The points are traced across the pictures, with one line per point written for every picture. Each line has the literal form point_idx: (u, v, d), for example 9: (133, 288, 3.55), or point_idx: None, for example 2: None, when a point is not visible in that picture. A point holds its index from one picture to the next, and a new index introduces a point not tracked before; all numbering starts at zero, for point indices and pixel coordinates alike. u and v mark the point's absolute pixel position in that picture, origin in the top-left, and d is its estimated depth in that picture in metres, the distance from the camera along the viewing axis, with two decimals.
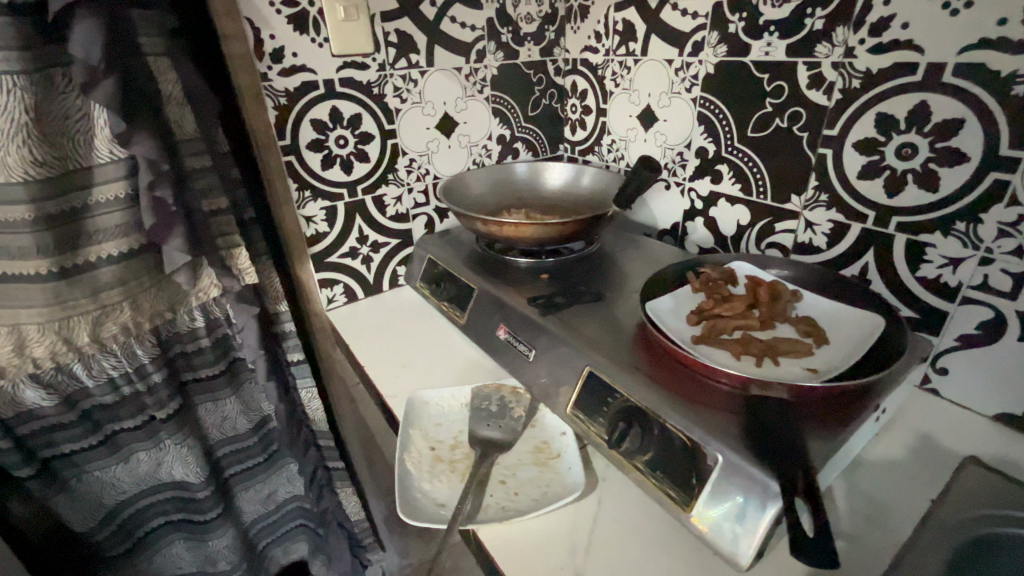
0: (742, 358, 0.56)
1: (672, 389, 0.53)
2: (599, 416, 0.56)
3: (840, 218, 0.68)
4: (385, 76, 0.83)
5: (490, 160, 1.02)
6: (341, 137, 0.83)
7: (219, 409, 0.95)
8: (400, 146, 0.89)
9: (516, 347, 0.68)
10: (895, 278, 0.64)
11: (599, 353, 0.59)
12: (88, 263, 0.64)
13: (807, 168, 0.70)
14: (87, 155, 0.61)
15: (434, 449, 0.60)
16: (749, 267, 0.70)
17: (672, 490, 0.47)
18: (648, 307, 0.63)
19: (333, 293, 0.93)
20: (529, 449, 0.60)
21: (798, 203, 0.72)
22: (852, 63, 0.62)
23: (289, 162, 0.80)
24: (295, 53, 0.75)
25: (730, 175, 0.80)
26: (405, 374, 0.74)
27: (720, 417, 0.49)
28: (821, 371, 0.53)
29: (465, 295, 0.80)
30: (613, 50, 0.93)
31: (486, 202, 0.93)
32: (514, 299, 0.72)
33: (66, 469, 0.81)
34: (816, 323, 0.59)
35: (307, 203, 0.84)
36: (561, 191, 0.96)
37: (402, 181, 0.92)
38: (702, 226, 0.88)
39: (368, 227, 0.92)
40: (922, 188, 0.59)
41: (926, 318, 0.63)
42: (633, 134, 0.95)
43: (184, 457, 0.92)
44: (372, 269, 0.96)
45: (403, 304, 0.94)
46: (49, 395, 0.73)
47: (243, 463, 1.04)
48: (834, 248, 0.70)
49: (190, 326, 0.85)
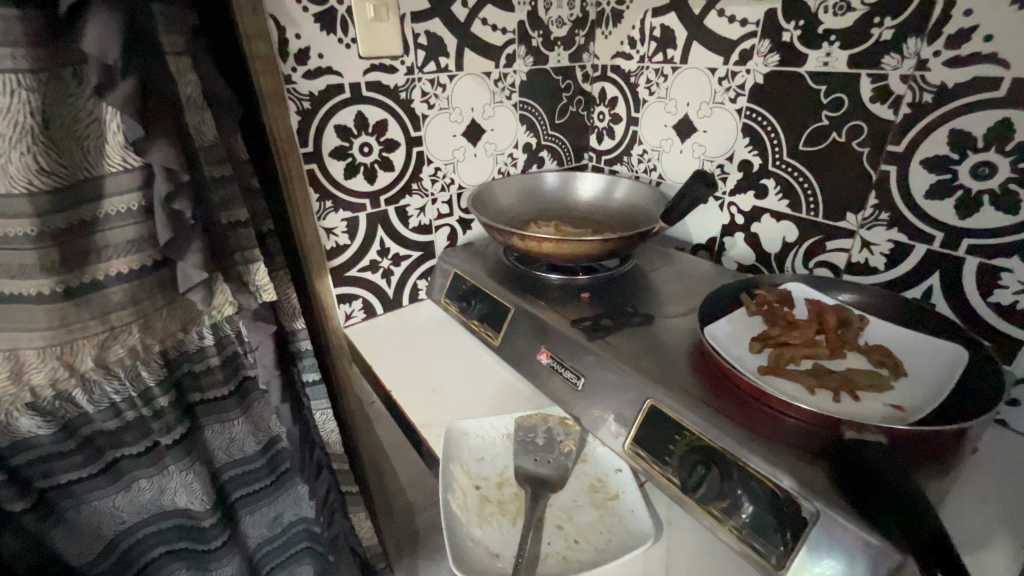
0: (816, 392, 0.52)
1: (747, 425, 0.49)
2: (665, 455, 0.51)
3: (902, 238, 0.65)
4: (414, 80, 0.79)
5: (515, 169, 0.98)
6: (367, 144, 0.78)
7: (227, 432, 0.89)
8: (426, 154, 0.85)
9: (561, 373, 0.63)
10: (963, 303, 0.61)
11: (661, 383, 0.54)
12: (96, 282, 0.58)
13: (866, 185, 0.66)
14: (98, 163, 0.55)
15: (480, 488, 0.56)
16: (805, 289, 0.66)
17: (758, 543, 0.43)
18: (707, 333, 0.59)
19: (351, 309, 0.88)
20: (583, 488, 0.56)
21: (854, 221, 0.69)
22: (924, 76, 0.58)
23: (311, 171, 0.75)
24: (321, 54, 0.70)
25: (777, 190, 0.77)
26: (437, 400, 0.69)
27: (809, 461, 0.44)
28: (906, 408, 0.49)
29: (499, 314, 0.75)
30: (648, 57, 0.89)
31: (514, 213, 0.89)
32: (556, 320, 0.67)
33: (62, 500, 0.74)
34: (890, 352, 0.55)
35: (328, 214, 0.79)
36: (591, 204, 0.92)
37: (426, 191, 0.87)
38: (742, 242, 0.84)
39: (390, 239, 0.87)
40: (999, 210, 0.56)
41: (997, 346, 0.60)
42: (668, 145, 0.91)
43: (190, 484, 0.85)
44: (392, 283, 0.91)
45: (427, 321, 0.89)
46: (47, 422, 0.67)
47: (249, 487, 0.97)
48: (893, 270, 0.67)
49: (199, 344, 0.79)
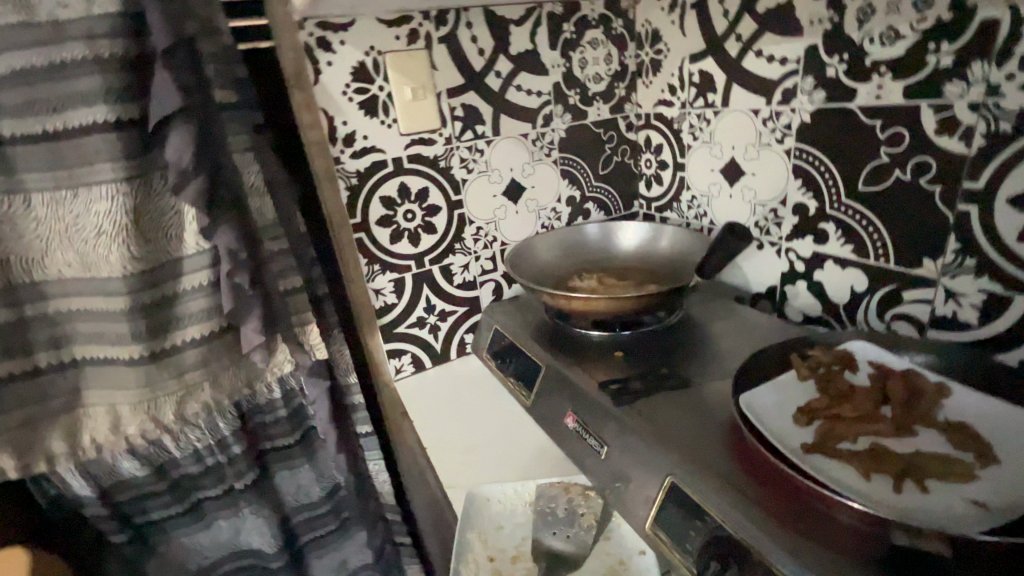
0: (873, 478, 0.44)
1: (780, 516, 0.43)
2: (686, 542, 0.46)
3: (996, 289, 0.54)
4: (452, 148, 0.84)
5: (559, 222, 0.98)
6: (410, 211, 0.84)
7: (294, 478, 0.94)
8: (467, 215, 0.89)
9: (585, 440, 0.60)
10: None
11: (684, 459, 0.50)
12: (174, 346, 0.67)
13: (943, 228, 0.57)
14: (178, 247, 0.65)
15: (494, 560, 0.55)
16: (872, 349, 0.58)
17: None
18: (743, 400, 0.53)
19: (401, 363, 0.91)
20: (601, 570, 0.53)
21: (934, 268, 0.59)
22: (997, 103, 0.50)
23: (360, 238, 0.81)
24: (366, 136, 0.77)
25: (839, 234, 0.69)
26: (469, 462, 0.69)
27: (850, 568, 0.38)
28: (992, 507, 0.40)
29: (532, 373, 0.74)
30: (689, 103, 0.86)
31: (556, 268, 0.89)
32: (585, 381, 0.65)
33: (155, 534, 0.84)
34: (975, 433, 0.46)
35: (376, 276, 0.84)
36: (637, 254, 0.89)
37: (469, 249, 0.91)
38: (806, 291, 0.76)
39: (435, 297, 0.91)
40: None
41: None
42: (717, 189, 0.86)
43: (260, 526, 0.92)
44: (439, 338, 0.94)
45: (472, 375, 0.90)
46: (143, 466, 0.76)
47: (315, 532, 1.01)
48: (989, 327, 0.56)
49: (269, 396, 0.86)
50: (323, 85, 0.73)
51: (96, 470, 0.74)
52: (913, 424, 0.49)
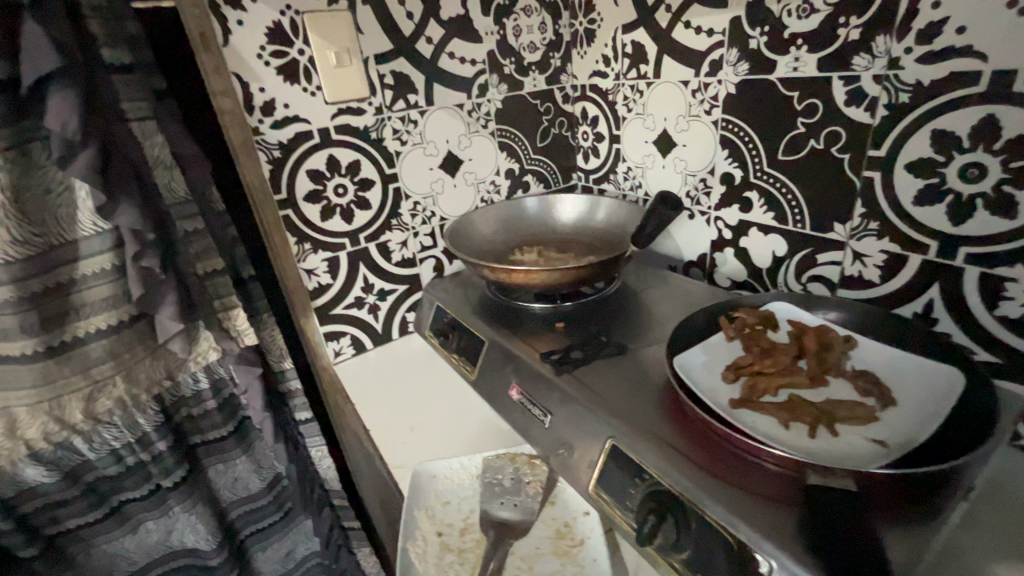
0: (791, 426, 0.47)
1: (710, 467, 0.45)
2: (626, 498, 0.48)
3: (895, 249, 0.60)
4: (384, 119, 0.80)
5: (499, 196, 0.97)
6: (340, 185, 0.80)
7: (230, 470, 0.88)
8: (403, 189, 0.86)
9: (531, 411, 0.61)
10: (965, 317, 0.56)
11: (624, 422, 0.52)
12: (76, 339, 0.61)
13: (851, 194, 0.62)
14: (71, 229, 0.58)
15: (442, 535, 0.55)
16: (790, 309, 0.62)
17: None
18: (676, 362, 0.55)
19: (339, 345, 0.88)
20: (549, 534, 0.54)
21: (843, 232, 0.64)
22: (897, 75, 0.54)
23: (287, 216, 0.77)
24: (287, 104, 0.72)
25: (761, 202, 0.72)
26: (414, 442, 0.68)
27: (769, 508, 0.41)
28: (890, 443, 0.44)
29: (475, 348, 0.73)
30: (623, 74, 0.87)
31: (496, 243, 0.88)
32: (527, 353, 0.66)
33: (71, 544, 0.75)
34: (878, 379, 0.50)
35: (308, 256, 0.80)
36: (575, 225, 0.90)
37: (406, 225, 0.88)
38: (733, 257, 0.80)
39: (373, 275, 0.88)
40: (995, 215, 0.51)
41: (1009, 363, 0.54)
42: (650, 161, 0.88)
43: (194, 524, 0.85)
44: (380, 318, 0.91)
45: (415, 355, 0.88)
46: (50, 471, 0.68)
47: (258, 523, 0.96)
48: (888, 284, 0.61)
49: (195, 388, 0.79)
50: (234, 48, 0.67)
51: None
52: (825, 374, 0.53)
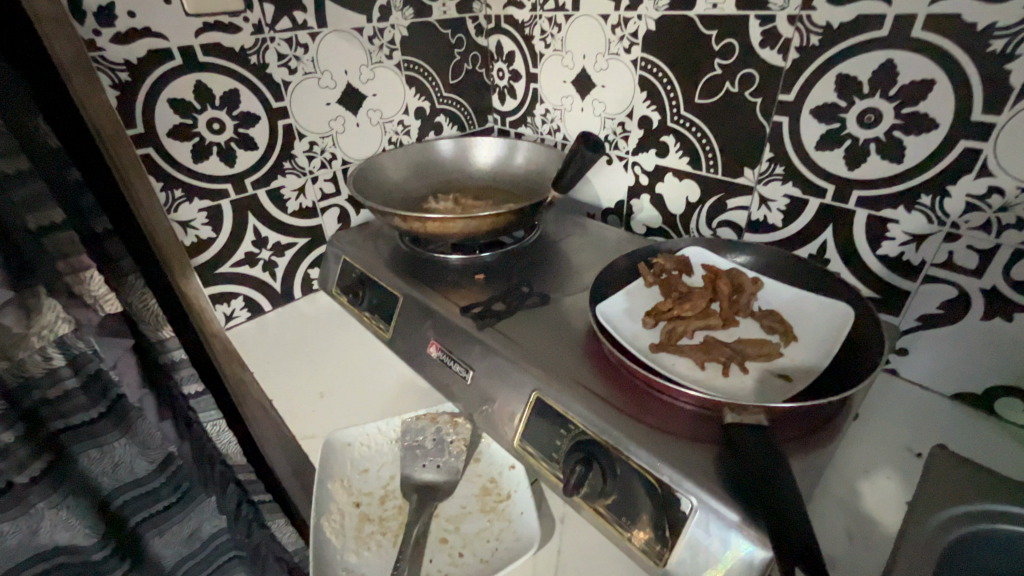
0: (706, 367, 0.49)
1: (635, 414, 0.45)
2: (552, 450, 0.48)
3: (796, 193, 0.62)
4: (265, 40, 0.68)
5: (409, 138, 0.89)
6: (215, 119, 0.68)
7: (107, 456, 0.76)
8: (295, 127, 0.75)
9: (451, 367, 0.58)
10: (852, 256, 0.60)
11: (549, 374, 0.50)
12: None
13: (761, 139, 0.63)
14: None
15: (360, 505, 0.51)
16: (703, 254, 0.63)
17: (644, 541, 0.41)
18: (599, 311, 0.54)
19: (231, 309, 0.80)
20: (474, 492, 0.52)
21: (752, 177, 0.65)
22: (810, 17, 0.54)
23: (146, 155, 0.65)
24: (132, 13, 0.59)
25: (677, 147, 0.72)
26: (324, 408, 0.62)
27: (688, 448, 0.42)
28: (792, 378, 0.47)
29: (389, 304, 0.68)
30: (540, 4, 0.80)
31: (407, 190, 0.81)
32: (445, 308, 0.62)
33: None
34: (782, 317, 0.53)
35: (181, 205, 0.69)
36: (492, 171, 0.85)
37: (301, 169, 0.78)
38: (649, 204, 0.80)
39: (265, 227, 0.78)
40: (885, 159, 0.54)
41: (885, 297, 0.60)
42: (569, 103, 0.84)
43: (66, 520, 0.72)
44: (279, 276, 0.82)
45: (322, 315, 0.81)
46: None
47: (149, 510, 0.85)
48: (789, 227, 0.64)
49: (46, 367, 0.65)
50: None
51: None
52: (736, 316, 0.55)
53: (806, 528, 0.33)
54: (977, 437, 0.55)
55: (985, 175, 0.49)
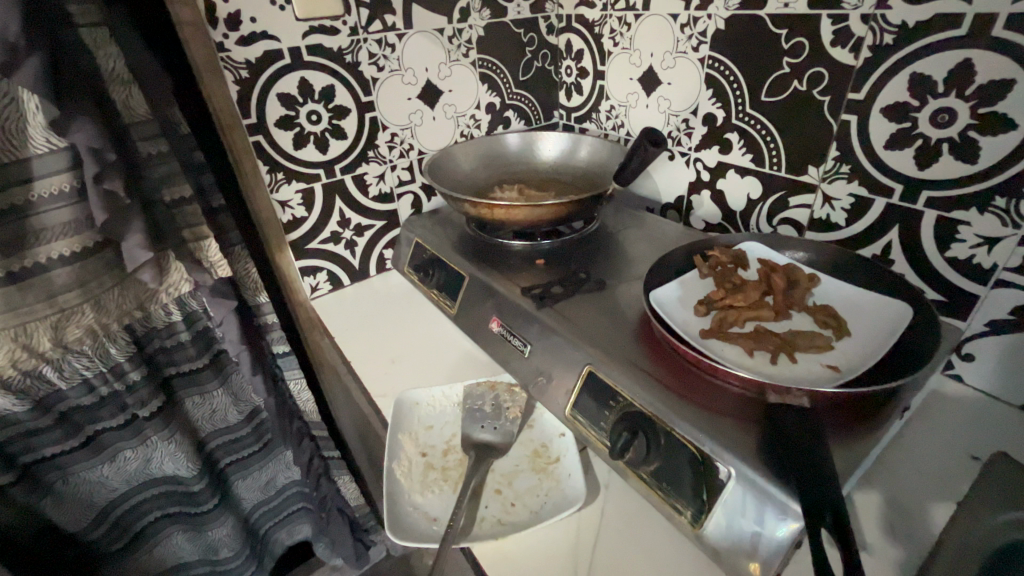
0: (755, 354, 0.51)
1: (681, 391, 0.49)
2: (600, 420, 0.52)
3: (862, 192, 0.62)
4: (359, 41, 0.76)
5: (479, 131, 0.95)
6: (313, 112, 0.76)
7: (207, 403, 0.88)
8: (380, 119, 0.83)
9: (511, 341, 0.63)
10: (920, 258, 0.60)
11: (602, 351, 0.54)
12: (38, 265, 0.58)
13: (828, 138, 0.63)
14: (21, 147, 0.54)
15: (426, 456, 0.58)
16: (761, 249, 0.64)
17: (682, 506, 0.44)
18: (652, 297, 0.57)
19: (316, 281, 0.88)
20: (527, 454, 0.57)
21: (816, 175, 0.66)
22: (885, 16, 0.54)
23: (256, 142, 0.74)
24: (254, 18, 0.68)
25: (741, 144, 0.73)
26: (395, 371, 0.70)
27: (731, 425, 0.45)
28: (842, 369, 0.48)
29: (455, 283, 0.74)
30: (611, 4, 0.83)
31: (475, 179, 0.87)
32: (508, 288, 0.67)
33: (49, 472, 0.75)
34: (836, 312, 0.54)
35: (281, 186, 0.78)
36: (556, 164, 0.90)
37: (383, 158, 0.86)
38: (709, 199, 0.81)
39: (349, 209, 0.86)
40: (957, 159, 0.54)
41: (952, 301, 0.59)
42: (634, 99, 0.86)
43: (174, 452, 0.86)
44: (358, 254, 0.90)
45: (394, 291, 0.89)
46: (22, 401, 0.67)
47: (236, 454, 0.98)
48: (854, 226, 0.64)
49: (167, 320, 0.77)
50: None
51: None
52: (789, 309, 0.56)
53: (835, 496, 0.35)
54: None
55: None
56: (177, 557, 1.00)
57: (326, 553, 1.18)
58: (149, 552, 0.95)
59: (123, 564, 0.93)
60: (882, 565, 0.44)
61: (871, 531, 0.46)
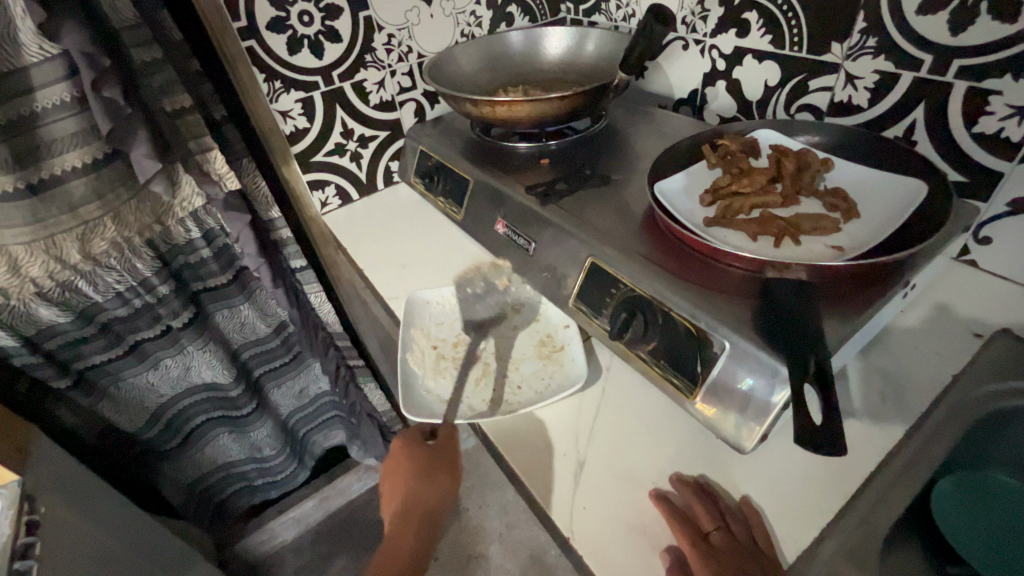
0: (758, 239, 0.50)
1: (681, 275, 0.49)
2: (602, 307, 0.53)
3: (888, 68, 0.58)
4: None
5: (480, 30, 0.90)
6: (305, 12, 0.73)
7: (235, 316, 0.93)
8: (375, 19, 0.79)
9: (516, 241, 0.64)
10: (945, 137, 0.56)
11: (604, 242, 0.54)
12: (54, 177, 0.61)
13: (854, 8, 0.58)
14: (17, 54, 0.53)
15: (437, 347, 0.61)
16: (774, 136, 0.61)
17: (676, 379, 0.46)
18: (656, 188, 0.56)
19: (325, 196, 0.89)
20: (532, 343, 0.60)
21: (839, 52, 0.61)
22: None
23: (250, 48, 0.72)
24: None
25: (760, 24, 0.68)
26: (406, 276, 0.72)
27: (728, 303, 0.45)
28: (846, 248, 0.47)
29: (460, 189, 0.74)
30: None
31: (478, 82, 0.84)
32: (512, 189, 0.66)
33: (101, 377, 0.83)
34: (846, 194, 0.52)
35: (280, 96, 0.77)
36: (563, 61, 0.85)
37: (381, 62, 0.82)
38: (724, 91, 0.76)
39: (351, 119, 0.84)
40: (996, 20, 0.49)
41: (974, 182, 0.56)
42: None
43: (210, 360, 0.93)
44: (364, 167, 0.90)
45: (403, 203, 0.89)
46: (65, 311, 0.72)
47: (269, 364, 1.05)
48: (876, 107, 0.61)
49: (187, 237, 0.79)
50: None
51: (10, 319, 0.69)
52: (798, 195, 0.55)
53: (817, 352, 0.37)
54: None
55: None
56: (226, 454, 1.11)
57: (360, 454, 1.29)
58: (201, 449, 1.06)
59: (179, 459, 1.04)
60: (869, 430, 0.47)
61: (855, 394, 0.49)
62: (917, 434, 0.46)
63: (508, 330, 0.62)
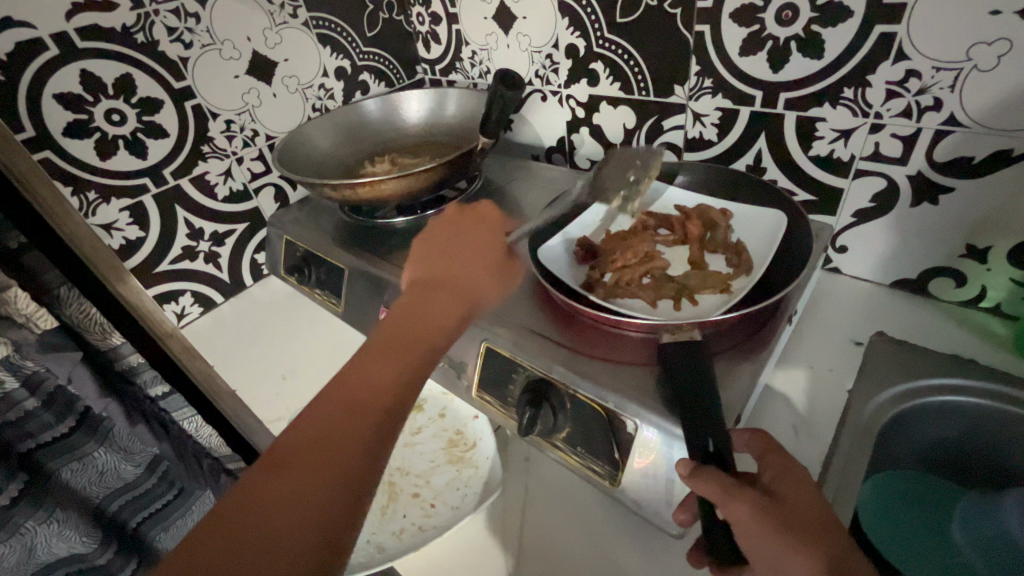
0: (659, 304, 0.49)
1: (583, 349, 0.46)
2: (507, 395, 0.49)
3: (727, 105, 0.61)
4: (148, 14, 0.62)
5: (333, 103, 0.84)
6: (114, 111, 0.63)
7: (91, 465, 0.62)
8: (205, 106, 0.70)
9: None
10: (788, 162, 0.60)
11: (496, 322, 0.50)
12: None
13: (686, 53, 0.61)
14: None
15: None
16: (641, 182, 0.62)
17: (597, 466, 0.43)
18: (540, 255, 0.54)
19: (182, 306, 0.77)
20: (442, 445, 0.54)
21: (683, 94, 0.64)
22: None
23: (45, 159, 0.59)
24: None
25: (607, 73, 0.69)
26: (286, 390, 0.64)
27: (634, 374, 0.43)
28: (734, 292, 0.48)
29: (336, 279, 0.67)
30: None
31: (339, 159, 0.78)
32: (390, 273, 0.61)
33: None
34: (739, 249, 0.52)
35: (98, 207, 0.64)
36: (426, 125, 0.82)
37: (222, 151, 0.74)
38: (589, 136, 0.77)
39: (197, 217, 0.74)
40: (805, 56, 0.53)
41: (821, 199, 0.60)
42: (494, 40, 0.77)
43: (63, 533, 0.59)
44: (224, 266, 0.80)
45: (278, 299, 0.80)
46: None
47: (143, 510, 0.70)
48: (725, 140, 0.64)
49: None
50: None
51: None
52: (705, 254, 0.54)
53: (716, 434, 0.35)
54: (914, 321, 0.58)
55: (902, 59, 0.49)
56: None
57: None
58: None
59: None
60: None
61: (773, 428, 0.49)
62: (834, 464, 0.46)
63: (411, 434, 0.56)
